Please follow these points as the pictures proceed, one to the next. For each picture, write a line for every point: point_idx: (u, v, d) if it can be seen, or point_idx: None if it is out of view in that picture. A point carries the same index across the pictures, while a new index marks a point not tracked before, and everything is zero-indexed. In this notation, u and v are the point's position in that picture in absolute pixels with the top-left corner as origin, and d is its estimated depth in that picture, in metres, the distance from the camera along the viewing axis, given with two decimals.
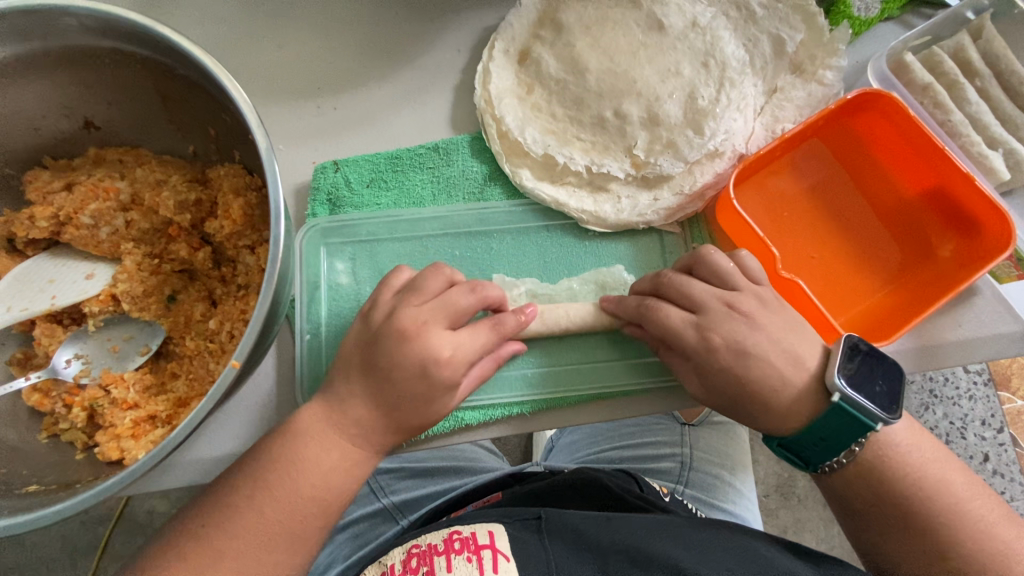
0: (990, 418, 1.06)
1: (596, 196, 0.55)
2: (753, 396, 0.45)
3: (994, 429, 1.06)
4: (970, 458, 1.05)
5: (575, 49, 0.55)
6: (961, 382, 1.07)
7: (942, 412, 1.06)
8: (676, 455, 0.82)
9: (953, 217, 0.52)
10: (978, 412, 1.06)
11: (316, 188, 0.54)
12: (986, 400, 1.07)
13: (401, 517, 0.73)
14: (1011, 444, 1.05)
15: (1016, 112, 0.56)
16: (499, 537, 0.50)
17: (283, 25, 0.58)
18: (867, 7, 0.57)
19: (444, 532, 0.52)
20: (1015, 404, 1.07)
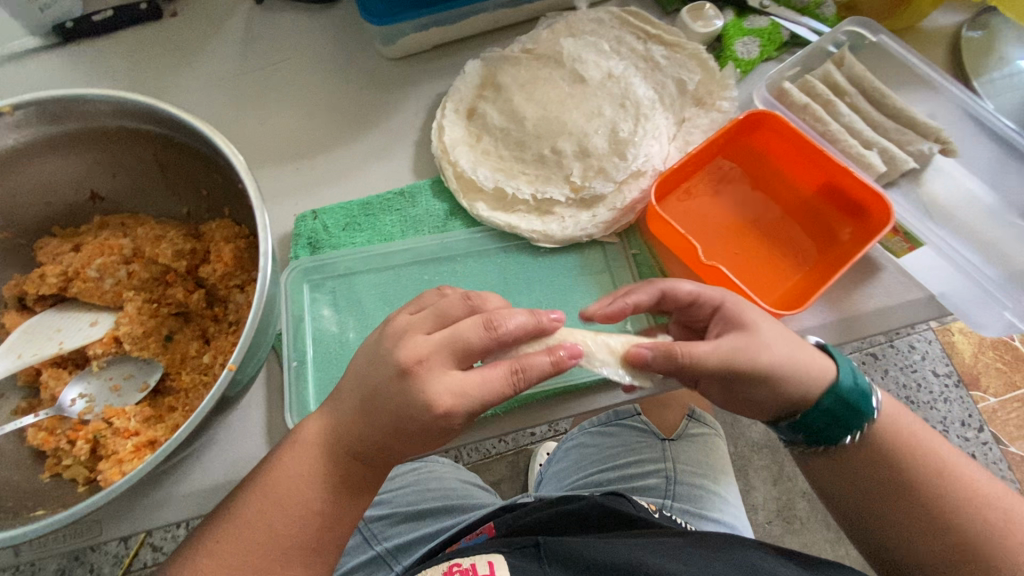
0: (969, 418, 1.19)
1: (544, 218, 0.63)
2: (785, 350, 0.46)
3: (975, 429, 1.19)
4: None
5: (513, 104, 0.67)
6: (934, 387, 1.20)
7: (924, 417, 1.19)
8: (660, 470, 0.84)
9: (846, 206, 0.61)
10: (957, 414, 1.20)
11: (297, 234, 0.61)
12: (963, 402, 1.20)
13: (396, 562, 0.74)
14: (994, 441, 1.18)
15: (883, 119, 0.66)
16: (499, 567, 0.53)
17: (270, 105, 0.69)
18: (748, 51, 0.70)
19: (444, 566, 0.55)
20: (989, 402, 1.21)
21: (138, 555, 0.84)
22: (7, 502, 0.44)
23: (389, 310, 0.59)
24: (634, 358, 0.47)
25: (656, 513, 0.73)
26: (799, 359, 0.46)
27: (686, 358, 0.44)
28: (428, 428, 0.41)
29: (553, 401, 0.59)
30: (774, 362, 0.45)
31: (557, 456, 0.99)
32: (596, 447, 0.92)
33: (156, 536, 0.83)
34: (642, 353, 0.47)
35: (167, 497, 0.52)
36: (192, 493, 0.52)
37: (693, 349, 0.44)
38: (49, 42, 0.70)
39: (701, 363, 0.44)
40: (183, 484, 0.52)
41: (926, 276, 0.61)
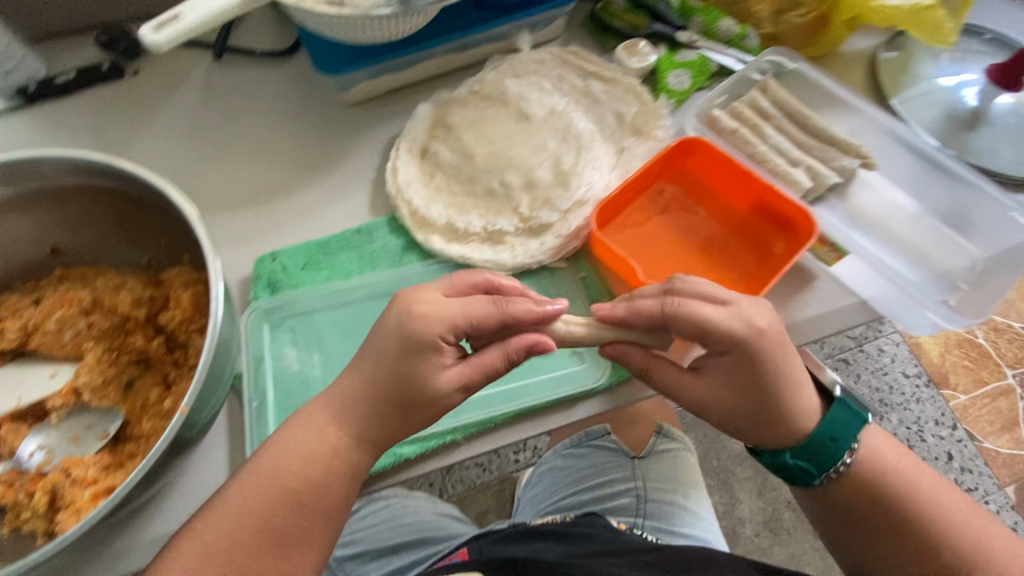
0: (942, 417, 1.26)
1: (497, 248, 0.65)
2: (775, 400, 0.48)
3: (949, 427, 1.25)
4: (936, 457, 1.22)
5: (462, 142, 0.70)
6: (905, 388, 1.26)
7: (899, 419, 1.25)
8: (631, 489, 0.87)
9: (778, 221, 0.66)
10: (931, 414, 1.26)
11: (257, 276, 0.63)
12: (935, 401, 1.27)
13: None
14: (968, 438, 1.24)
15: (808, 138, 0.71)
16: None
17: (231, 154, 0.72)
18: (681, 82, 0.75)
19: None
20: (959, 399, 1.27)
21: None
22: None
23: (348, 345, 0.61)
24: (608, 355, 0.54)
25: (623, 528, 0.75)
26: (796, 404, 0.49)
27: (648, 374, 0.52)
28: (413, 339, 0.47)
29: (511, 421, 0.57)
30: (733, 415, 0.50)
31: (532, 482, 1.02)
32: (566, 470, 0.95)
33: None
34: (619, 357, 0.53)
35: (129, 545, 0.52)
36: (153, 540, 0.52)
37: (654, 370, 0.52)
38: (11, 104, 0.72)
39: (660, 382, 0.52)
40: (146, 529, 0.52)
41: (857, 283, 0.64)
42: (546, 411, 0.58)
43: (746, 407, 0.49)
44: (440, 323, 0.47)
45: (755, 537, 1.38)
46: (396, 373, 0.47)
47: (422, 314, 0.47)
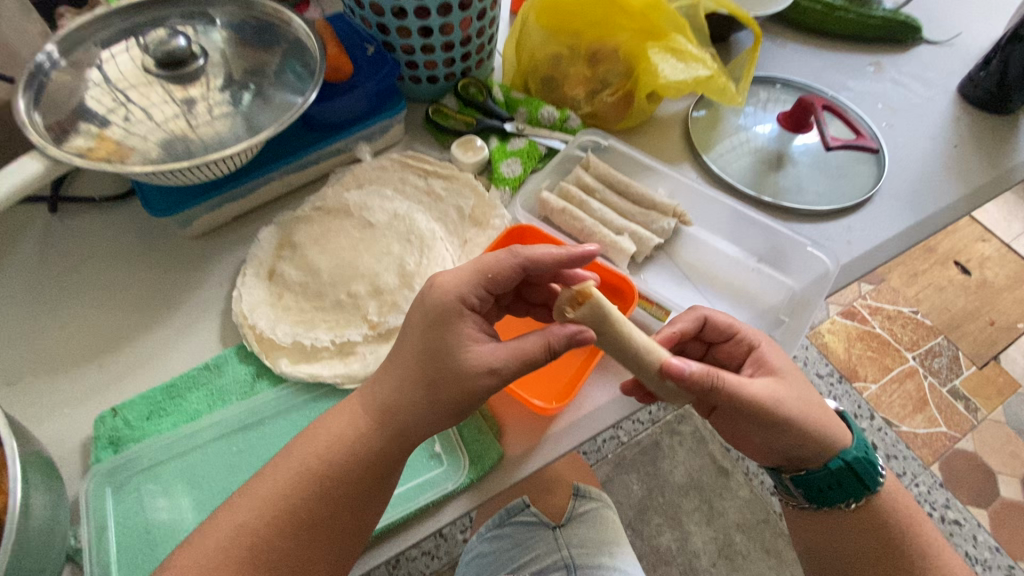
0: (860, 409, 1.54)
1: (347, 359, 0.66)
2: (811, 403, 0.59)
3: (868, 418, 1.53)
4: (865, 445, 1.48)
5: (308, 259, 0.73)
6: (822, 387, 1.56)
7: None
8: (559, 561, 0.87)
9: (609, 289, 0.70)
10: (849, 406, 1.54)
11: (98, 437, 0.61)
12: (850, 396, 1.56)
13: None
14: (887, 425, 1.52)
15: (629, 206, 0.78)
16: None
17: (70, 309, 0.71)
18: (513, 170, 0.81)
19: None
20: (870, 389, 1.58)
21: None
22: None
23: (199, 492, 0.59)
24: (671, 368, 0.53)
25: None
26: (821, 411, 0.60)
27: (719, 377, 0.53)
28: (439, 309, 0.54)
29: (378, 540, 0.58)
30: (791, 406, 0.57)
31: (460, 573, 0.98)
32: (492, 554, 0.94)
33: None
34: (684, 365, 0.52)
35: None
36: None
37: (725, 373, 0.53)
38: None
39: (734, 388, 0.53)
40: None
41: None
42: (411, 517, 0.58)
43: (798, 393, 0.59)
44: (464, 291, 0.55)
45: (712, 568, 1.36)
46: (439, 347, 0.52)
47: (442, 285, 0.55)
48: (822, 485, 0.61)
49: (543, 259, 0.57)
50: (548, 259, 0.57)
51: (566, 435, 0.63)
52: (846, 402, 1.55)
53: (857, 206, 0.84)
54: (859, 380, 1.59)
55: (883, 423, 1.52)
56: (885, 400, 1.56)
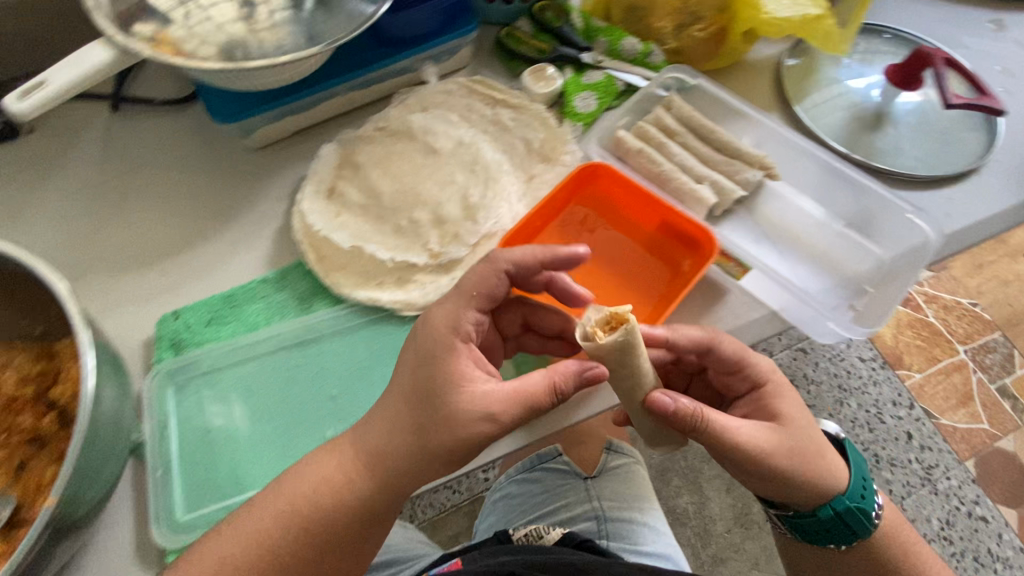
0: (899, 398, 1.47)
1: (406, 287, 0.65)
2: (811, 452, 0.55)
3: (906, 407, 1.47)
4: (897, 436, 1.44)
5: (370, 180, 0.70)
6: (862, 372, 1.49)
7: (856, 402, 1.45)
8: (590, 511, 0.87)
9: (684, 239, 0.66)
10: (886, 395, 1.47)
11: (160, 337, 0.61)
12: (890, 381, 1.50)
13: None
14: (926, 417, 1.46)
15: (712, 153, 0.73)
16: None
17: (130, 211, 0.70)
18: (587, 104, 0.76)
19: None
20: (914, 377, 1.50)
21: None
22: None
23: (257, 401, 0.59)
24: (654, 402, 0.53)
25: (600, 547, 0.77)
26: (825, 458, 0.56)
27: (705, 419, 0.52)
28: (438, 340, 0.51)
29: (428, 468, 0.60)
30: (789, 458, 0.54)
31: (486, 512, 1.00)
32: (521, 497, 0.96)
33: None
34: (667, 400, 0.52)
35: None
36: None
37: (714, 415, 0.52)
38: None
39: (722, 432, 0.52)
40: None
41: (764, 292, 0.66)
42: None
43: (798, 443, 0.55)
44: (452, 324, 0.52)
45: (726, 534, 1.37)
46: (433, 379, 0.49)
47: (433, 319, 0.53)
48: (816, 528, 0.59)
49: (525, 265, 0.56)
50: (535, 262, 0.56)
51: None
52: (886, 390, 1.48)
53: (962, 176, 0.76)
54: (903, 368, 1.52)
55: (922, 415, 1.46)
56: (929, 391, 1.50)
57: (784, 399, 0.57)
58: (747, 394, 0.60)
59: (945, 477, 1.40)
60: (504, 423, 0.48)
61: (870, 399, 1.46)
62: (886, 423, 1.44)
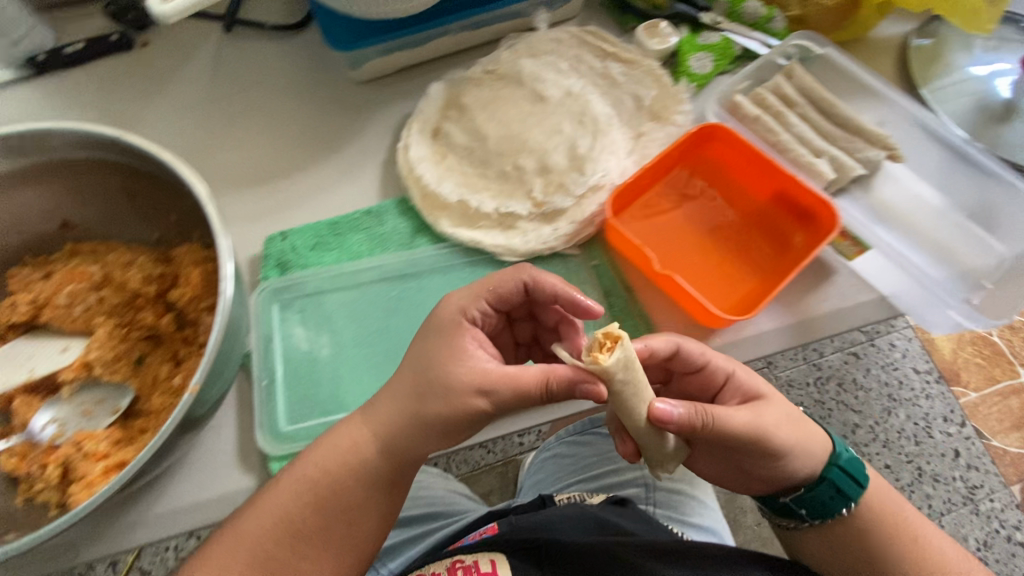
0: (950, 414, 1.22)
1: (508, 233, 0.64)
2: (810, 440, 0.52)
3: (957, 424, 1.21)
4: (943, 454, 1.19)
5: (476, 122, 0.69)
6: (915, 383, 1.22)
7: (905, 414, 1.21)
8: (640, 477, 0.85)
9: (798, 213, 0.64)
10: (938, 410, 1.22)
11: (267, 255, 0.63)
12: (943, 397, 1.23)
13: (382, 566, 0.75)
14: (976, 436, 1.20)
15: (831, 128, 0.70)
16: (501, 564, 0.55)
17: (238, 131, 0.71)
18: (702, 65, 0.73)
19: (446, 562, 0.57)
20: (970, 396, 1.23)
21: None
22: None
23: (359, 327, 0.61)
24: (659, 416, 0.48)
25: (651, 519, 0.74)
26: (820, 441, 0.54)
27: (710, 416, 0.48)
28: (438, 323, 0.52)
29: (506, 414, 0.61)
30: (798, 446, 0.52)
31: (533, 469, 0.98)
32: (571, 460, 0.93)
33: (144, 560, 0.99)
34: (670, 411, 0.48)
35: (139, 520, 0.53)
36: (172, 510, 0.53)
37: (717, 411, 0.48)
38: (23, 73, 0.72)
39: (726, 425, 0.48)
40: (155, 506, 0.53)
41: (875, 278, 0.63)
42: None
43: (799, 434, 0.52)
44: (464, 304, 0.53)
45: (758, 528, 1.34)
46: (425, 354, 0.49)
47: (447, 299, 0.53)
48: (823, 498, 0.53)
49: (545, 288, 0.53)
50: (554, 290, 0.53)
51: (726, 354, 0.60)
52: (938, 404, 1.21)
53: None
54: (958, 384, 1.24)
55: (972, 434, 1.20)
56: None
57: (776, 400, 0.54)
58: (720, 392, 0.54)
59: (989, 499, 1.17)
60: (496, 401, 0.46)
61: (920, 412, 1.20)
62: (933, 439, 1.20)
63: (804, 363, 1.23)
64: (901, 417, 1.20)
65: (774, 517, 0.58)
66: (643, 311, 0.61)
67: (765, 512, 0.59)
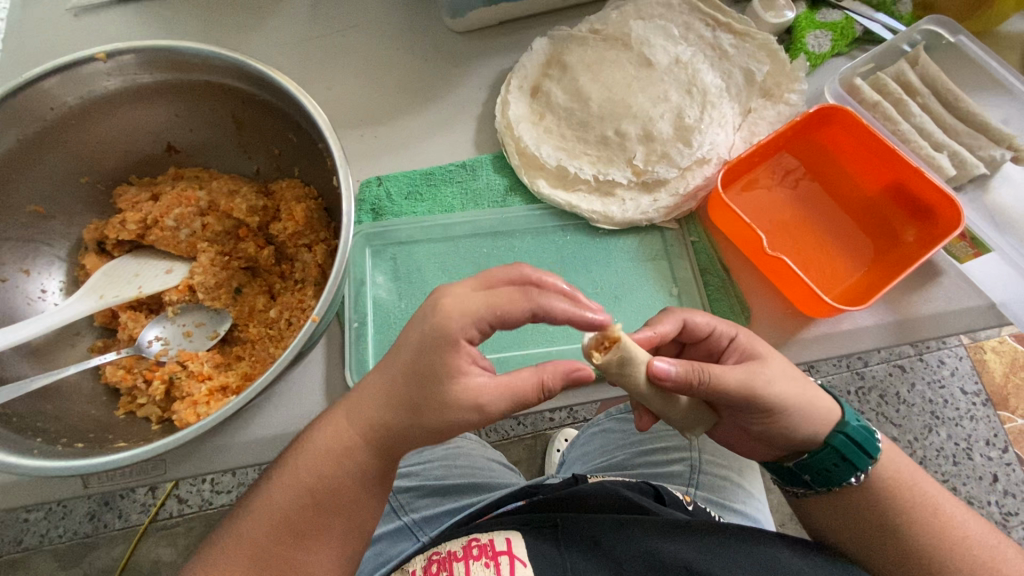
0: (993, 438, 1.05)
1: (605, 200, 0.64)
2: (813, 407, 0.47)
3: (999, 449, 1.05)
4: (979, 479, 1.03)
5: (579, 82, 0.66)
6: (960, 403, 1.06)
7: (946, 433, 1.04)
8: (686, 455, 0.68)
9: (912, 208, 0.61)
10: (981, 432, 1.05)
11: (362, 200, 0.64)
12: (987, 420, 1.06)
13: (422, 533, 0.65)
14: (1019, 464, 1.04)
15: (955, 123, 0.66)
16: (516, 544, 0.47)
17: (332, 71, 0.70)
18: (820, 44, 0.68)
19: (462, 539, 0.49)
20: (1017, 422, 1.06)
21: (165, 506, 1.01)
22: (89, 433, 0.47)
23: (448, 280, 0.62)
24: (655, 373, 0.46)
25: (690, 505, 0.59)
26: (823, 405, 0.48)
27: (706, 374, 0.45)
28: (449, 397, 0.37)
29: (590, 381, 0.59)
30: (802, 415, 0.47)
31: (581, 440, 0.83)
32: (624, 431, 0.76)
33: (184, 489, 1.01)
34: (667, 368, 0.45)
35: (229, 443, 0.53)
36: (253, 440, 0.54)
37: (715, 367, 0.45)
38: None
39: (720, 383, 0.45)
40: (242, 432, 0.54)
41: (987, 284, 0.60)
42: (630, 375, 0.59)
43: (805, 405, 0.47)
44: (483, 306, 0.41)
45: None
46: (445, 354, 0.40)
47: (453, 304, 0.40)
48: (821, 467, 0.48)
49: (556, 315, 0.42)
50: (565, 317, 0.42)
51: (821, 345, 0.58)
52: (981, 426, 1.05)
53: None
54: (1005, 409, 1.07)
55: (1015, 460, 1.04)
56: None
57: (787, 366, 0.48)
58: (723, 356, 0.51)
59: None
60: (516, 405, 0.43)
61: (961, 434, 1.04)
62: (971, 461, 1.03)
63: (845, 369, 1.07)
64: (941, 435, 1.04)
65: (783, 484, 0.53)
66: (739, 291, 0.60)
67: (775, 482, 0.54)
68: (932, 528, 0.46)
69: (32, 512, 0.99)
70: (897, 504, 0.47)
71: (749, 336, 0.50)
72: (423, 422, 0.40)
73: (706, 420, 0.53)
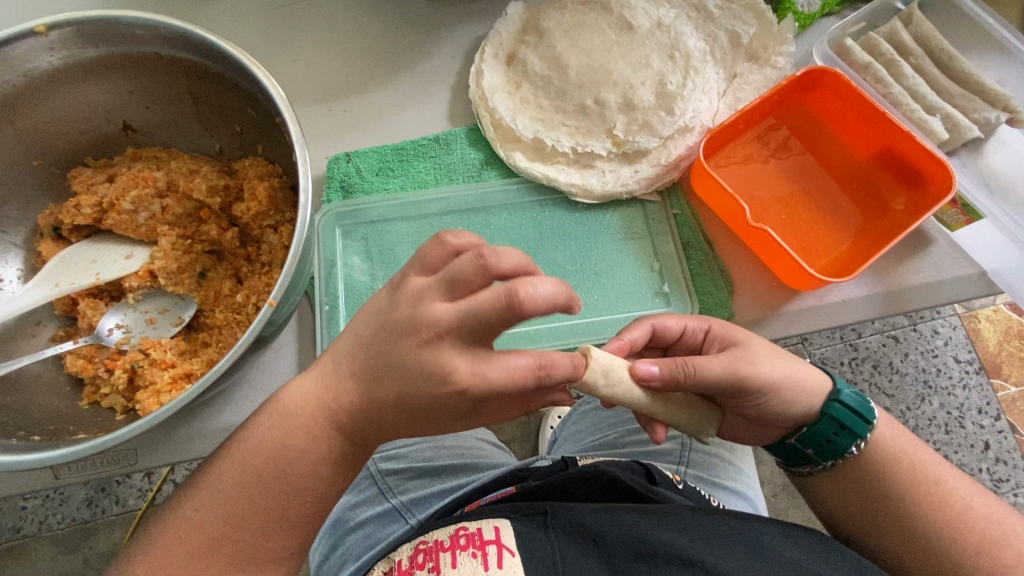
0: (986, 406, 1.05)
1: (583, 172, 0.61)
2: (799, 381, 0.46)
3: (991, 417, 1.04)
4: (971, 447, 1.03)
5: (556, 48, 0.63)
6: (953, 371, 1.05)
7: (938, 403, 1.03)
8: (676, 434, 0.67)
9: (901, 174, 0.59)
10: (974, 401, 1.05)
11: (330, 177, 0.61)
12: (981, 389, 1.06)
13: (411, 516, 0.63)
14: (1010, 431, 1.04)
15: (948, 84, 0.63)
16: (505, 533, 0.45)
17: (298, 42, 0.66)
18: (809, 3, 0.65)
19: (449, 528, 0.48)
20: (1009, 390, 1.06)
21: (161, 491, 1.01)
22: (51, 425, 0.46)
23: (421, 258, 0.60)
24: (641, 379, 0.44)
25: (680, 484, 0.58)
26: (808, 376, 0.47)
27: (689, 366, 0.44)
28: (410, 376, 0.35)
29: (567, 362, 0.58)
30: (791, 389, 0.46)
31: (573, 418, 0.82)
32: (615, 409, 0.74)
33: (179, 474, 1.01)
34: (650, 370, 0.44)
35: (201, 431, 0.52)
36: (226, 427, 0.52)
37: (697, 359, 0.44)
38: None
39: (705, 374, 0.44)
40: (215, 419, 0.53)
41: (979, 252, 0.58)
42: None
43: (790, 378, 0.46)
44: None
45: None
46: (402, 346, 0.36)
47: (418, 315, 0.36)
48: (822, 440, 0.47)
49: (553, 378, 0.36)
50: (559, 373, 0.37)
51: (805, 318, 0.56)
52: (974, 395, 1.05)
53: None
54: (997, 377, 1.07)
55: (1007, 428, 1.04)
56: None
57: (766, 347, 0.47)
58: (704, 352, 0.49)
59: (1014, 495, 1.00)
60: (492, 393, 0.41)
61: (953, 403, 1.04)
62: (963, 429, 1.03)
63: (838, 341, 1.06)
64: (933, 404, 1.03)
65: (786, 464, 0.51)
66: (722, 265, 0.59)
67: (776, 463, 0.53)
68: (914, 499, 0.46)
69: (30, 500, 0.99)
70: (879, 477, 0.47)
71: (724, 325, 0.49)
72: (390, 410, 0.38)
73: (712, 414, 0.49)
